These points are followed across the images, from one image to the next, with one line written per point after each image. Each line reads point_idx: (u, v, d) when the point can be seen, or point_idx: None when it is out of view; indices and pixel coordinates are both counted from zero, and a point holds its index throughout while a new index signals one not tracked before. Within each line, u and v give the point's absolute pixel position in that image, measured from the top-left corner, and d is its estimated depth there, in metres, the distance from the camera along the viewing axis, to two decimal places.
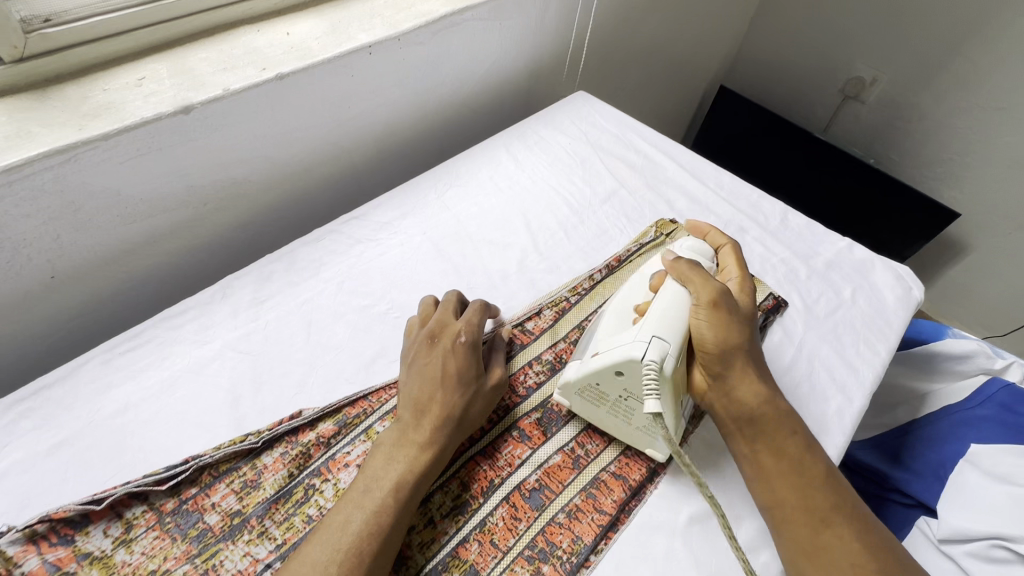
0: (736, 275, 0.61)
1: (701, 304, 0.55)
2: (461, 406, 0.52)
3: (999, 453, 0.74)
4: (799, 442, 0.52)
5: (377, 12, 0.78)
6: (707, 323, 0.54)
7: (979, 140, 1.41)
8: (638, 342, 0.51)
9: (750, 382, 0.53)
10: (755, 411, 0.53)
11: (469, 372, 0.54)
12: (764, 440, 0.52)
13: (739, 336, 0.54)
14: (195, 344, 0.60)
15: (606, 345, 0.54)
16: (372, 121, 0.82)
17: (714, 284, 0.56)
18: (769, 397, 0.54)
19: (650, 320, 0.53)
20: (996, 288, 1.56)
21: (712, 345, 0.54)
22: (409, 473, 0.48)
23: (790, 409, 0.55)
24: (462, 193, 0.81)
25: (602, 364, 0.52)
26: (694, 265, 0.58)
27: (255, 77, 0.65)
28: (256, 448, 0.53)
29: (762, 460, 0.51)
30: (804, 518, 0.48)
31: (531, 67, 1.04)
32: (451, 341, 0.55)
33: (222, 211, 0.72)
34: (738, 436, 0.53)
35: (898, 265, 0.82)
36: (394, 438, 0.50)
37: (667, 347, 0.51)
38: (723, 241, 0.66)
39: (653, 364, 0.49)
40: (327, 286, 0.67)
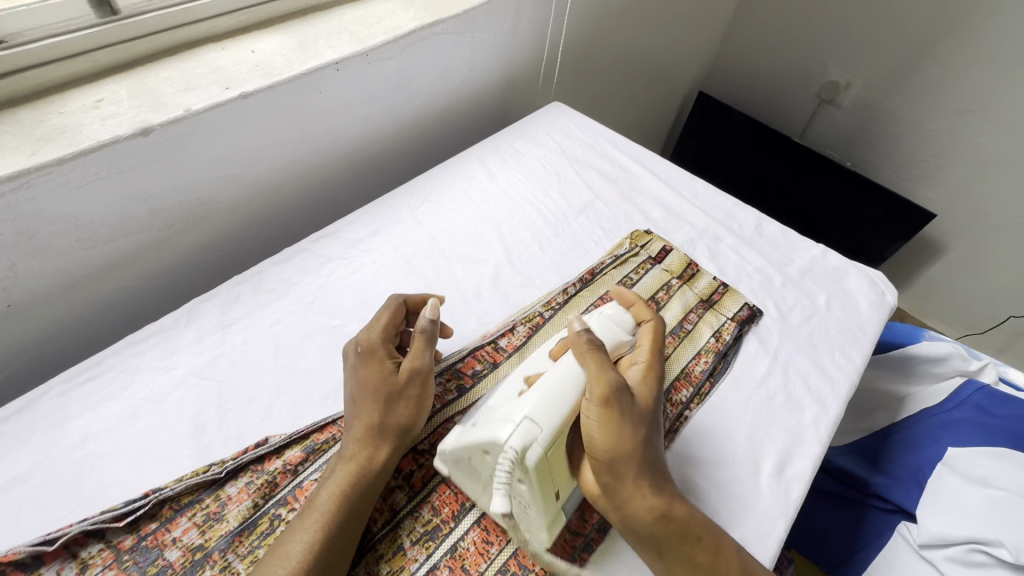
0: (643, 360, 0.56)
1: (593, 399, 0.50)
2: (375, 412, 0.51)
3: (975, 455, 0.74)
4: (707, 552, 0.48)
5: (345, 28, 0.77)
6: (598, 425, 0.49)
7: (952, 142, 1.44)
8: (509, 423, 0.48)
9: (645, 493, 0.48)
10: (654, 525, 0.48)
11: (375, 375, 0.53)
12: (670, 557, 0.48)
13: (631, 436, 0.49)
14: (158, 371, 0.59)
15: (485, 421, 0.51)
16: (343, 137, 0.82)
17: (606, 376, 0.51)
18: (669, 507, 0.49)
19: (533, 403, 0.49)
20: (973, 287, 1.58)
21: (602, 451, 0.49)
22: (341, 487, 0.48)
23: (693, 508, 0.50)
24: (435, 208, 0.81)
25: (473, 440, 0.49)
26: (592, 347, 0.52)
27: (218, 96, 0.64)
28: (220, 478, 0.51)
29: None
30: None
31: (505, 78, 1.04)
32: (353, 352, 0.55)
33: (189, 232, 0.71)
34: (642, 551, 0.49)
35: (871, 271, 0.83)
36: (331, 459, 0.51)
37: (535, 434, 0.47)
38: (647, 315, 0.61)
39: (512, 451, 0.46)
40: (296, 308, 0.66)
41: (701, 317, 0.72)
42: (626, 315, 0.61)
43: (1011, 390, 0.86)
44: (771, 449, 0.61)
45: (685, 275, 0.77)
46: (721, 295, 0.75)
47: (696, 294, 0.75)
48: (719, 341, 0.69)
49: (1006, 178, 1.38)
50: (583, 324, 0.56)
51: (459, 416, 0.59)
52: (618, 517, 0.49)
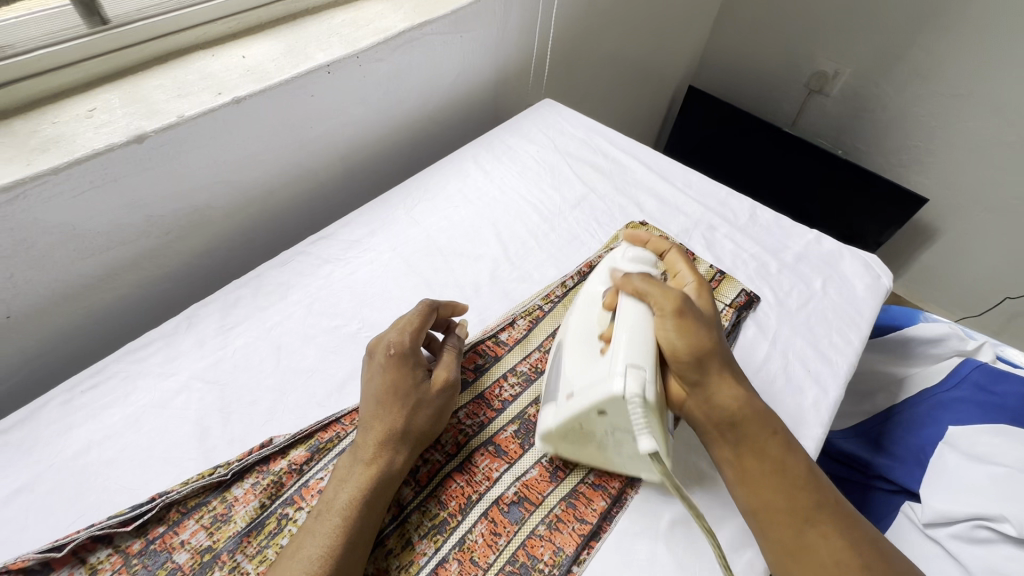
0: (692, 280, 0.59)
1: (667, 314, 0.51)
2: (401, 418, 0.51)
3: (976, 433, 0.74)
4: (779, 442, 0.51)
5: (334, 31, 0.77)
6: (678, 334, 0.51)
7: (941, 126, 1.45)
8: (615, 376, 0.48)
9: (725, 387, 0.52)
10: (735, 414, 0.51)
11: (405, 381, 0.53)
12: (746, 445, 0.51)
13: (708, 336, 0.52)
14: (159, 377, 0.59)
15: (579, 383, 0.51)
16: (336, 139, 0.82)
17: (674, 292, 0.52)
18: (746, 400, 0.52)
19: (622, 348, 0.49)
20: (969, 269, 1.59)
21: (685, 355, 0.51)
22: (359, 490, 0.47)
23: (767, 407, 0.53)
24: (431, 207, 0.81)
25: (582, 407, 0.49)
26: (650, 276, 0.54)
27: (210, 102, 0.64)
28: (226, 480, 0.51)
29: (747, 466, 0.50)
30: (787, 519, 0.48)
31: (495, 77, 1.05)
32: (384, 354, 0.54)
33: (186, 238, 0.71)
34: (719, 444, 0.52)
35: (866, 254, 0.83)
36: (346, 459, 0.50)
37: (646, 375, 0.48)
38: (665, 245, 0.63)
39: (636, 398, 0.46)
40: (296, 309, 0.66)
41: None
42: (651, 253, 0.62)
43: (1009, 366, 0.87)
44: None
45: None
46: (718, 283, 0.75)
47: None
48: None
49: (996, 160, 1.39)
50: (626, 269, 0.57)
51: (463, 409, 0.59)
52: (701, 411, 0.52)
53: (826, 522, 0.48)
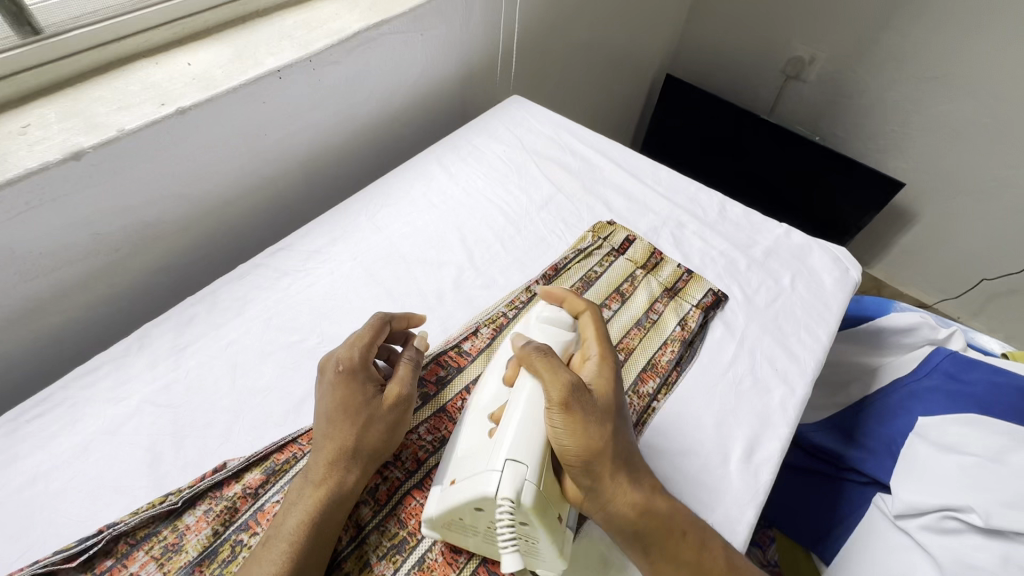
0: (595, 353, 0.54)
1: (554, 407, 0.48)
2: (351, 437, 0.50)
3: (945, 422, 0.75)
4: (691, 542, 0.49)
5: (286, 33, 0.75)
6: (567, 434, 0.47)
7: (916, 110, 1.44)
8: (490, 473, 0.45)
9: (624, 490, 0.48)
10: (637, 524, 0.48)
11: (354, 399, 0.51)
12: (657, 552, 0.48)
13: (600, 432, 0.48)
14: (110, 402, 0.57)
15: (465, 470, 0.48)
16: (294, 145, 0.80)
17: (562, 378, 0.49)
18: (647, 502, 0.49)
19: (507, 443, 0.46)
20: (946, 252, 1.61)
21: (575, 457, 0.47)
22: (309, 513, 0.46)
23: (680, 504, 0.51)
24: (394, 213, 0.79)
25: (461, 500, 0.46)
26: (545, 355, 0.51)
27: (153, 113, 0.62)
28: (177, 509, 0.50)
29: (660, 570, 0.48)
30: None
31: (461, 74, 1.02)
32: (332, 371, 0.53)
33: (138, 254, 0.69)
34: (630, 550, 0.49)
35: (835, 247, 0.83)
36: (296, 481, 0.49)
37: (524, 473, 0.44)
38: (581, 307, 0.60)
39: (507, 503, 0.44)
40: (253, 325, 0.65)
41: (666, 306, 0.72)
42: (562, 313, 0.59)
43: (979, 354, 0.87)
44: (740, 433, 0.61)
45: (649, 264, 0.77)
46: (685, 282, 0.75)
47: (660, 283, 0.74)
48: (685, 329, 0.69)
49: (971, 143, 1.39)
50: (525, 339, 0.55)
51: (424, 423, 0.58)
52: (595, 512, 0.49)
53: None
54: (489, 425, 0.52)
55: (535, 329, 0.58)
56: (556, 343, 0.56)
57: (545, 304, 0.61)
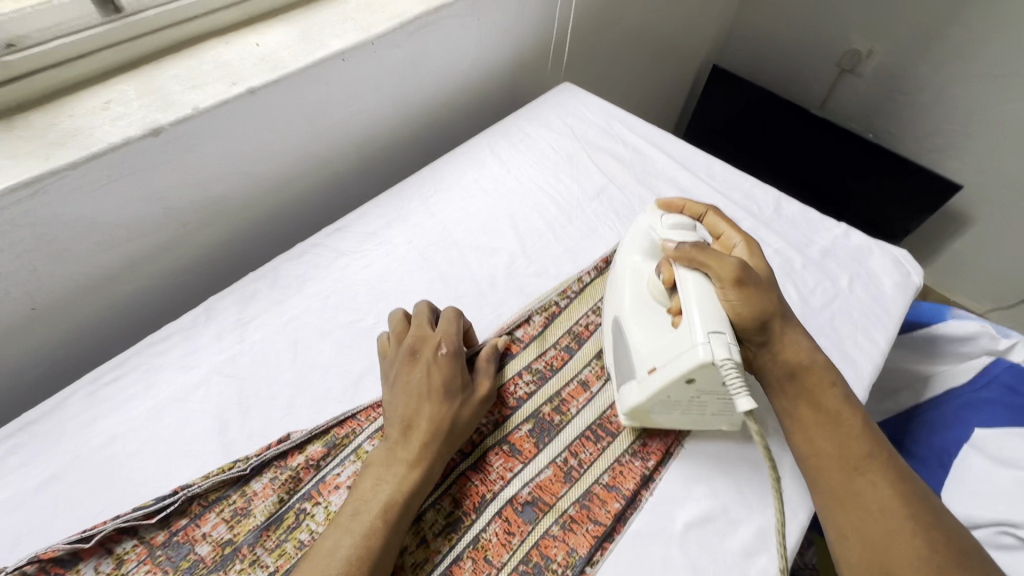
0: (739, 240, 0.62)
1: (728, 285, 0.53)
2: (450, 419, 0.52)
3: (1003, 437, 0.73)
4: (875, 485, 0.49)
5: (349, 16, 0.75)
6: (743, 301, 0.53)
7: (981, 109, 1.38)
8: (698, 344, 0.49)
9: (824, 434, 0.52)
10: (794, 365, 0.55)
11: (454, 384, 0.54)
12: (836, 490, 0.50)
13: (771, 295, 0.55)
14: (180, 370, 0.59)
15: (662, 357, 0.52)
16: (351, 128, 0.81)
17: (731, 261, 0.53)
18: (844, 447, 0.51)
19: (697, 319, 0.50)
20: (1001, 260, 1.54)
21: (754, 317, 0.54)
22: (400, 492, 0.48)
23: (863, 445, 0.51)
24: (446, 198, 0.80)
25: (672, 376, 0.50)
26: (702, 247, 0.55)
27: (225, 93, 0.63)
28: (245, 475, 0.52)
29: (836, 513, 0.50)
30: (836, 464, 0.51)
31: (513, 61, 1.02)
32: (433, 353, 0.55)
33: (204, 230, 0.71)
34: (813, 491, 0.52)
35: (897, 249, 0.80)
36: (385, 458, 0.50)
37: (728, 339, 0.49)
38: (701, 209, 0.67)
39: (727, 361, 0.48)
40: (312, 303, 0.66)
41: None
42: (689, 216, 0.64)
43: None
44: None
45: None
46: None
47: None
48: None
49: None
50: (675, 241, 0.59)
51: None
52: (774, 367, 0.56)
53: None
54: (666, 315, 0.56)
55: (664, 233, 0.62)
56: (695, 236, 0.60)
57: (665, 212, 0.65)
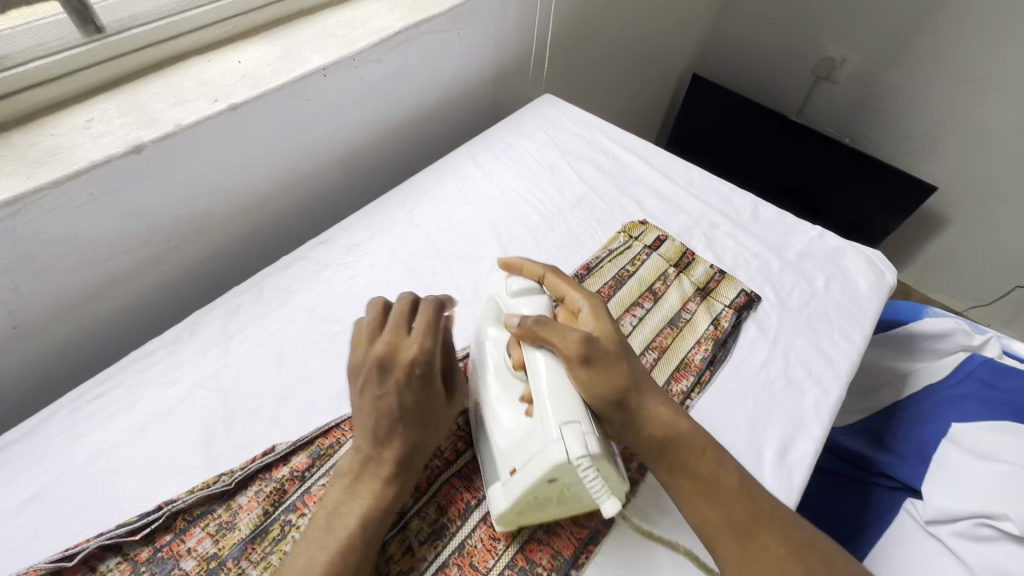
0: (584, 302, 0.58)
1: (575, 362, 0.51)
2: (420, 440, 0.51)
3: (980, 430, 0.74)
4: (711, 460, 0.52)
5: (330, 32, 0.77)
6: (597, 382, 0.51)
7: (951, 112, 1.43)
8: (552, 442, 0.46)
9: (651, 414, 0.53)
10: (659, 419, 0.53)
11: (428, 403, 0.52)
12: (677, 466, 0.52)
13: (619, 370, 0.53)
14: (164, 385, 0.59)
15: (522, 456, 0.49)
16: (334, 141, 0.82)
17: (573, 336, 0.52)
18: (672, 423, 0.53)
19: (550, 409, 0.48)
20: (977, 259, 1.58)
21: (611, 398, 0.51)
22: (375, 509, 0.48)
23: (690, 421, 0.54)
24: (430, 209, 0.81)
25: (532, 480, 0.47)
26: (544, 322, 0.53)
27: (207, 109, 0.64)
28: (230, 489, 0.52)
29: (681, 486, 0.52)
30: (672, 468, 0.52)
31: (494, 74, 1.04)
32: (404, 372, 0.50)
33: (187, 245, 0.71)
34: (656, 468, 0.53)
35: (869, 250, 0.82)
36: (356, 478, 0.49)
37: (583, 428, 0.47)
38: (541, 271, 0.63)
39: (582, 459, 0.45)
40: (296, 315, 0.67)
41: (698, 307, 0.72)
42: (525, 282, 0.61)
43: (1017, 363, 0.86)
44: (772, 435, 0.62)
45: (681, 264, 0.77)
46: (717, 283, 0.75)
47: (692, 283, 0.75)
48: (718, 329, 0.70)
49: (1008, 147, 1.37)
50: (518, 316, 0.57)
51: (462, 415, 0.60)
52: (640, 441, 0.53)
53: (765, 534, 0.49)
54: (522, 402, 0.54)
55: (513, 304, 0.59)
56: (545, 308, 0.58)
57: (509, 275, 0.62)
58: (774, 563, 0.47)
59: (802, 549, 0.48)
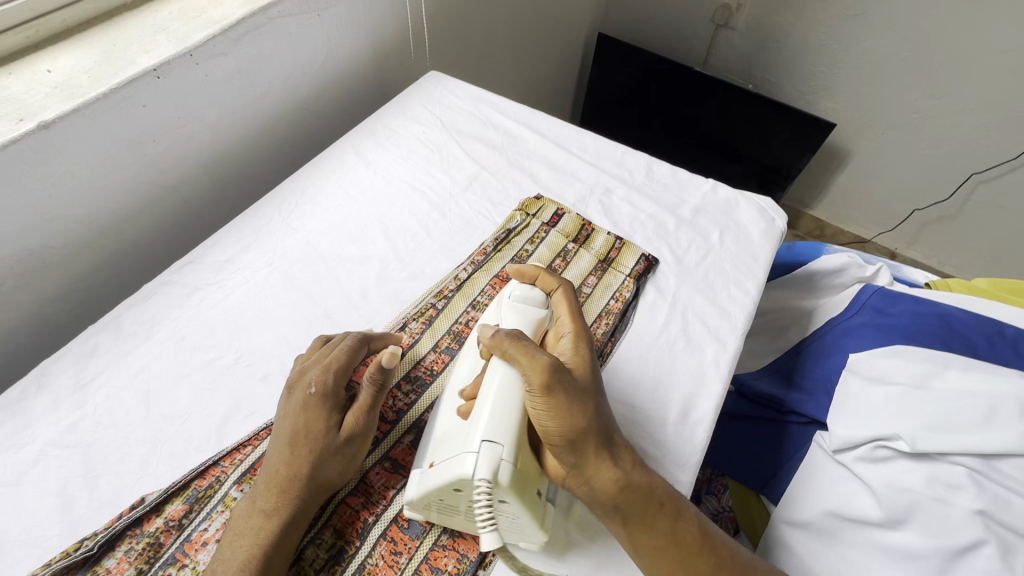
0: (568, 331, 0.55)
1: (535, 390, 0.48)
2: (306, 465, 0.49)
3: (874, 356, 0.75)
4: (666, 513, 0.49)
5: (161, 27, 0.69)
6: (547, 413, 0.48)
7: (841, 49, 1.47)
8: (468, 453, 0.46)
9: (602, 469, 0.48)
10: (614, 493, 0.48)
11: (317, 426, 0.51)
12: (633, 520, 0.48)
13: (581, 414, 0.48)
14: (10, 450, 0.53)
15: (441, 453, 0.49)
16: (190, 148, 0.74)
17: (542, 363, 0.49)
18: (627, 477, 0.48)
19: (481, 424, 0.47)
20: (880, 186, 1.66)
21: (558, 436, 0.48)
22: (253, 546, 0.46)
23: (648, 471, 0.50)
24: (310, 210, 0.75)
25: (438, 482, 0.47)
26: (517, 342, 0.51)
27: (11, 131, 0.55)
28: (94, 554, 0.47)
29: (639, 535, 0.48)
30: (630, 521, 0.48)
31: (372, 56, 0.97)
32: (303, 393, 0.53)
33: (28, 287, 0.63)
34: (609, 522, 0.49)
35: (761, 198, 0.84)
36: (242, 512, 0.48)
37: (500, 454, 0.46)
38: (554, 284, 0.61)
39: (484, 482, 0.45)
40: (164, 348, 0.61)
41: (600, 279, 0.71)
42: (536, 291, 0.60)
43: (906, 286, 0.91)
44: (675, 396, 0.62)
45: (580, 237, 0.75)
46: (618, 252, 0.74)
47: (593, 256, 0.73)
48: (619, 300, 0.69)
49: (894, 77, 1.44)
50: (494, 328, 0.55)
51: None
52: (591, 495, 0.49)
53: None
54: (462, 404, 0.54)
55: (506, 313, 0.58)
56: (528, 323, 0.57)
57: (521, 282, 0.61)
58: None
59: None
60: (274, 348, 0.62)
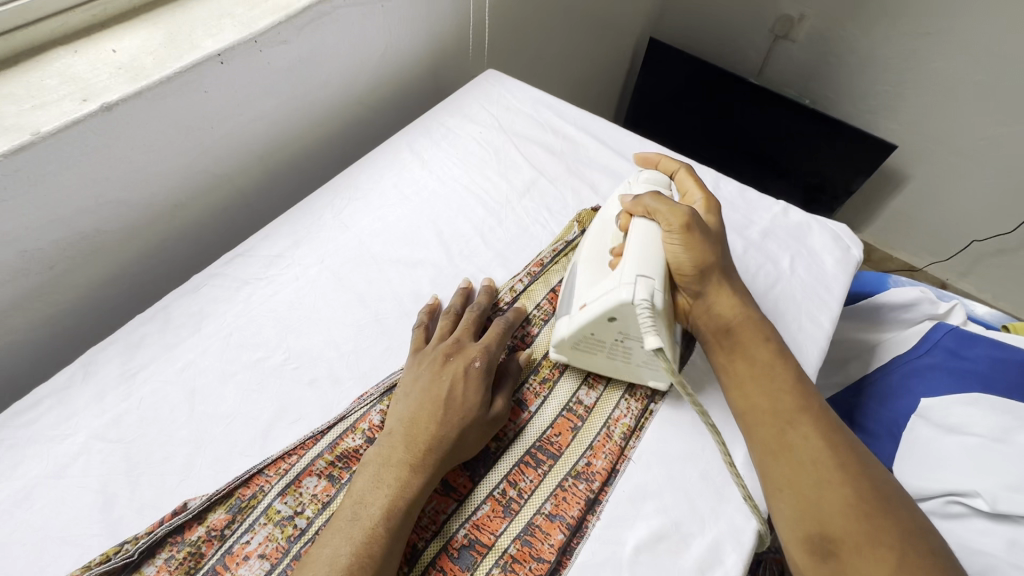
0: (700, 197, 0.65)
1: (675, 229, 0.58)
2: (457, 430, 0.51)
3: (949, 403, 0.69)
4: (771, 348, 0.57)
5: (226, 11, 0.66)
6: (683, 248, 0.58)
7: (909, 68, 1.40)
8: (625, 285, 0.53)
9: (725, 301, 0.60)
10: (733, 322, 0.59)
11: (475, 398, 0.53)
12: (739, 351, 0.58)
13: (711, 250, 0.59)
14: (54, 441, 0.51)
15: (590, 296, 0.56)
16: (246, 137, 0.72)
17: (682, 209, 0.58)
18: (746, 312, 0.60)
19: (635, 262, 0.55)
20: (938, 215, 1.58)
21: (690, 268, 0.58)
22: (394, 494, 0.47)
23: (760, 319, 0.60)
24: (362, 207, 0.73)
25: (595, 313, 0.54)
26: (657, 197, 0.60)
27: (74, 112, 0.54)
28: (132, 561, 0.45)
29: (737, 368, 0.57)
30: (738, 355, 0.58)
31: (430, 51, 0.94)
32: (466, 364, 0.55)
33: (79, 270, 0.62)
34: (716, 351, 0.59)
35: (834, 224, 0.79)
36: (378, 466, 0.49)
37: (654, 284, 0.54)
38: (674, 168, 0.70)
39: (644, 302, 0.52)
40: (211, 344, 0.59)
41: None
42: (663, 177, 0.68)
43: (981, 328, 0.85)
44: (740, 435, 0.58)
45: None
46: None
47: None
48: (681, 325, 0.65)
49: (965, 101, 1.36)
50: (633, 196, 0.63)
51: None
52: (706, 325, 0.60)
53: (805, 424, 0.52)
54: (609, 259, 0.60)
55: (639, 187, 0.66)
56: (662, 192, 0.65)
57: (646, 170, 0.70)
58: (810, 452, 0.51)
59: (837, 443, 0.51)
60: (322, 351, 0.60)
